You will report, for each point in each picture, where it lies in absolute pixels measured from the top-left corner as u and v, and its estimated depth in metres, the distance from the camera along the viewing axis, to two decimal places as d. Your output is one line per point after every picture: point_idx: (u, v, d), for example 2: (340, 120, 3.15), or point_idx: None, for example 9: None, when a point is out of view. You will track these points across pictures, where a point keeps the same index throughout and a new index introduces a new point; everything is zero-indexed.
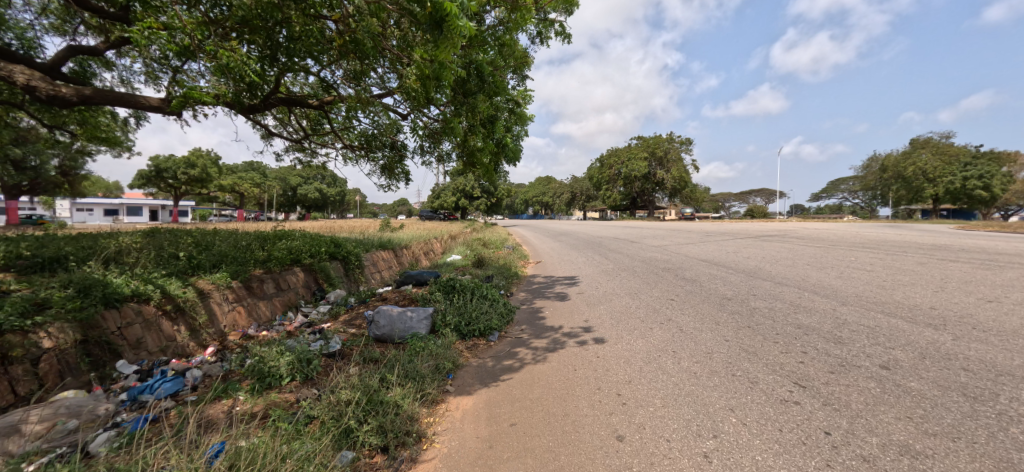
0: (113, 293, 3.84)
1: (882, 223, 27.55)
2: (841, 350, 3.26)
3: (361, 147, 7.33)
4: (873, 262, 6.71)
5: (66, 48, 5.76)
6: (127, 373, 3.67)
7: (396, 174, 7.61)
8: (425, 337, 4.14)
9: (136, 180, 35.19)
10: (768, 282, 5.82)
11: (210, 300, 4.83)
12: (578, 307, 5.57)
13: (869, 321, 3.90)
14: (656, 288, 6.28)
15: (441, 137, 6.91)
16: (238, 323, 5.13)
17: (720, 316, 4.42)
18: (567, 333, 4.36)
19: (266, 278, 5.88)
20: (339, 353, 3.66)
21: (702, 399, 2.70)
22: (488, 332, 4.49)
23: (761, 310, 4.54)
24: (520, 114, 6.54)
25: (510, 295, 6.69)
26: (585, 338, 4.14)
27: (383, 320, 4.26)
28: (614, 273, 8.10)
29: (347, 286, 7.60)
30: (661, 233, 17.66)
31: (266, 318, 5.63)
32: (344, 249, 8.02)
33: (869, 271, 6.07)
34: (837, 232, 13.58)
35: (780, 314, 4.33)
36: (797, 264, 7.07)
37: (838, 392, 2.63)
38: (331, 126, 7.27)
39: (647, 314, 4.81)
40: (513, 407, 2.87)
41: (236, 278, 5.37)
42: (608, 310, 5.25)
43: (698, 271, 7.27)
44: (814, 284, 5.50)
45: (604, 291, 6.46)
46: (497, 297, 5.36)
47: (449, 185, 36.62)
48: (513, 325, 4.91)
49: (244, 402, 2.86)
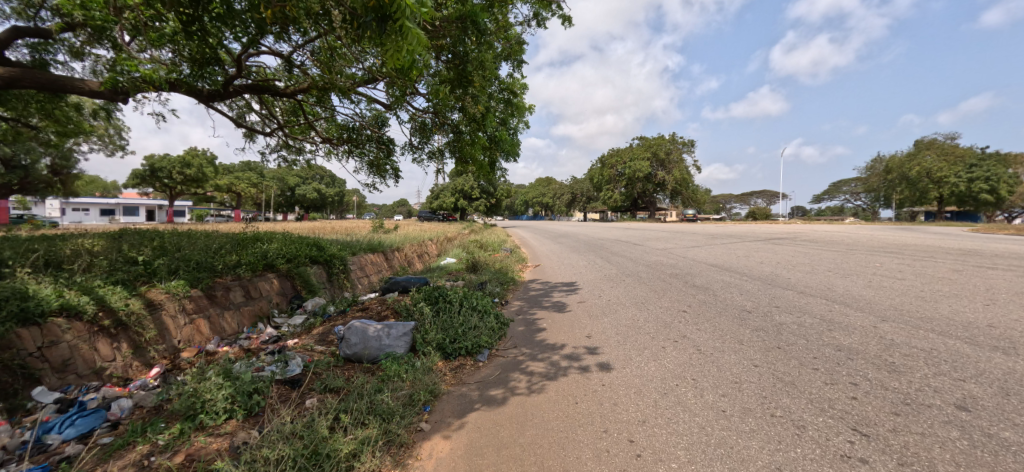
0: (33, 307, 3.26)
1: (887, 226, 27.00)
2: (899, 383, 2.68)
3: (344, 142, 6.76)
4: (903, 269, 6.15)
5: (10, 30, 5.21)
6: (45, 403, 3.14)
7: (384, 171, 7.05)
8: (401, 359, 3.59)
9: (131, 180, 34.69)
10: (790, 292, 5.24)
11: (163, 313, 4.25)
12: (579, 320, 4.99)
13: (922, 342, 3.32)
14: (665, 297, 5.72)
15: (432, 132, 6.36)
16: (196, 339, 4.55)
17: (743, 334, 3.85)
18: (566, 353, 3.79)
19: (233, 285, 5.28)
20: (295, 381, 3.09)
21: (740, 453, 2.11)
22: (476, 351, 3.93)
23: (789, 326, 3.96)
24: (517, 105, 6.01)
25: (505, 304, 6.12)
26: (587, 360, 3.58)
27: (355, 337, 3.72)
28: (618, 279, 7.54)
29: (329, 293, 7.05)
30: (665, 235, 17.08)
31: (232, 331, 5.05)
32: (328, 252, 7.45)
33: (900, 280, 5.49)
34: (849, 234, 12.99)
35: (812, 332, 3.76)
36: (817, 271, 6.51)
37: (914, 445, 2.05)
38: (313, 118, 6.70)
39: (657, 330, 4.23)
40: (498, 457, 2.27)
41: (197, 286, 4.78)
42: (613, 324, 4.67)
43: (709, 277, 6.71)
44: (843, 295, 4.92)
45: (607, 300, 5.89)
46: (488, 308, 4.78)
47: (448, 186, 36.05)
48: (506, 342, 4.33)
49: (161, 452, 2.28)
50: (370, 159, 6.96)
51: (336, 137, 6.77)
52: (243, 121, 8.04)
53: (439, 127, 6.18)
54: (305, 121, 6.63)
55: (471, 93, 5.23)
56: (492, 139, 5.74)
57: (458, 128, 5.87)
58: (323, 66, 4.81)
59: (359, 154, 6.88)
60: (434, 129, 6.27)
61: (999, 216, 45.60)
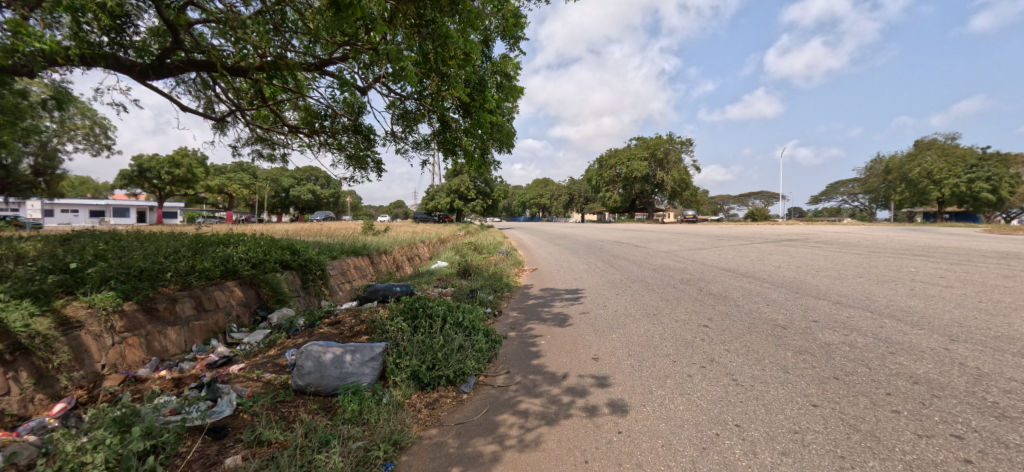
0: None
1: (890, 229, 26.44)
2: (1021, 438, 1.99)
3: (321, 131, 6.03)
4: (943, 275, 5.49)
5: None
6: None
7: (365, 164, 6.37)
8: (365, 394, 2.89)
9: (118, 180, 33.65)
10: (824, 303, 4.57)
11: (81, 333, 3.50)
12: (583, 336, 4.29)
13: (1017, 372, 2.65)
14: (680, 307, 5.03)
15: (418, 118, 5.68)
16: (126, 362, 3.81)
17: (786, 358, 3.16)
18: (569, 386, 3.08)
19: (181, 296, 4.52)
20: (216, 429, 2.37)
21: None
22: (459, 379, 3.24)
23: (838, 348, 3.27)
24: (510, 87, 5.43)
25: (498, 315, 5.42)
26: (597, 397, 2.86)
27: (310, 364, 3.03)
28: (623, 285, 6.84)
29: (303, 302, 6.32)
30: (666, 236, 16.46)
31: (175, 351, 4.30)
32: (303, 256, 6.71)
33: (948, 287, 4.82)
34: (863, 235, 12.30)
35: (872, 356, 3.06)
36: (845, 277, 5.83)
37: None
38: (281, 106, 5.96)
39: (679, 351, 3.53)
40: None
41: (132, 298, 4.03)
42: (623, 342, 3.95)
43: (726, 284, 6.04)
44: (888, 307, 4.25)
45: (614, 311, 5.19)
46: (477, 322, 4.06)
47: (443, 187, 35.24)
48: (498, 366, 3.61)
49: None
50: (349, 151, 6.26)
51: (306, 126, 6.04)
52: (211, 113, 7.29)
53: (425, 113, 5.56)
54: (271, 107, 5.89)
55: (442, 73, 4.40)
56: (478, 122, 5.07)
57: (446, 117, 5.26)
58: (277, 37, 4.03)
59: (337, 145, 6.18)
60: (421, 115, 5.66)
61: (999, 217, 45.35)
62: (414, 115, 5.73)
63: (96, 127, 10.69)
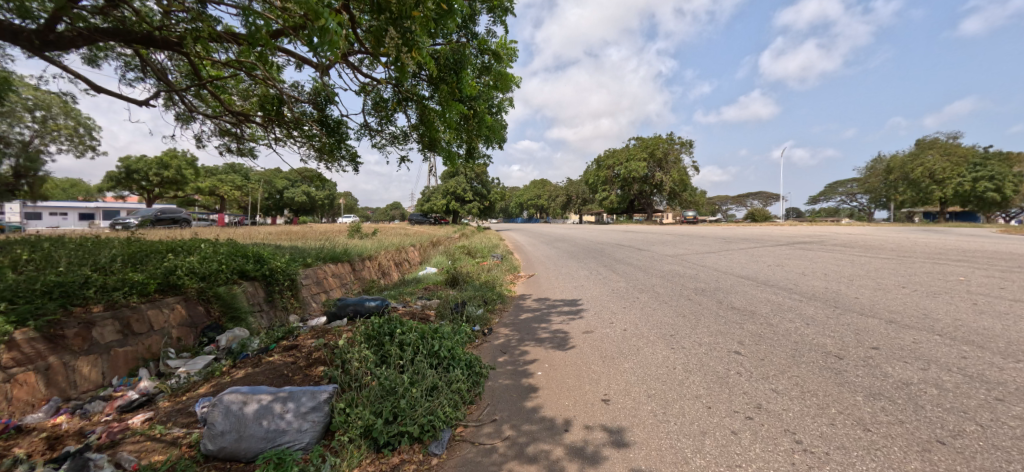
0: None
1: (894, 230, 25.80)
2: None
3: (283, 121, 5.27)
4: (1001, 285, 4.75)
5: None
6: None
7: (337, 158, 5.57)
8: (295, 462, 2.13)
9: (105, 181, 32.70)
10: (876, 323, 3.81)
11: None
12: (588, 365, 3.51)
13: None
14: (702, 325, 4.28)
15: (396, 105, 4.97)
16: (10, 407, 2.96)
17: (859, 407, 2.40)
18: (573, 446, 2.28)
19: (101, 318, 3.70)
20: None
21: None
22: (429, 435, 2.46)
23: (923, 391, 2.52)
24: (498, 73, 4.70)
25: (487, 335, 4.64)
26: (612, 467, 2.08)
27: (225, 420, 2.25)
28: (630, 296, 6.09)
29: (266, 317, 5.53)
30: (670, 239, 15.73)
31: (86, 388, 3.48)
32: (269, 264, 5.93)
33: (1016, 303, 4.09)
34: (882, 236, 11.58)
35: (975, 406, 2.31)
36: (887, 287, 5.08)
37: None
38: (224, 89, 5.14)
39: (712, 391, 2.76)
40: None
41: (29, 323, 3.21)
42: (639, 374, 3.19)
43: (748, 295, 5.30)
44: (957, 329, 3.50)
45: (623, 330, 4.43)
46: (457, 350, 3.28)
47: (438, 188, 34.53)
48: (480, 412, 2.82)
49: None
50: (318, 144, 5.51)
51: (262, 113, 5.27)
52: (166, 102, 6.49)
53: (402, 95, 4.80)
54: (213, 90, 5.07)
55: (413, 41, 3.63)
56: (445, 109, 4.31)
57: (429, 104, 4.60)
58: None
59: (303, 136, 5.43)
60: (396, 101, 4.99)
61: (1001, 217, 44.87)
62: (389, 103, 5.09)
63: (81, 127, 9.23)
